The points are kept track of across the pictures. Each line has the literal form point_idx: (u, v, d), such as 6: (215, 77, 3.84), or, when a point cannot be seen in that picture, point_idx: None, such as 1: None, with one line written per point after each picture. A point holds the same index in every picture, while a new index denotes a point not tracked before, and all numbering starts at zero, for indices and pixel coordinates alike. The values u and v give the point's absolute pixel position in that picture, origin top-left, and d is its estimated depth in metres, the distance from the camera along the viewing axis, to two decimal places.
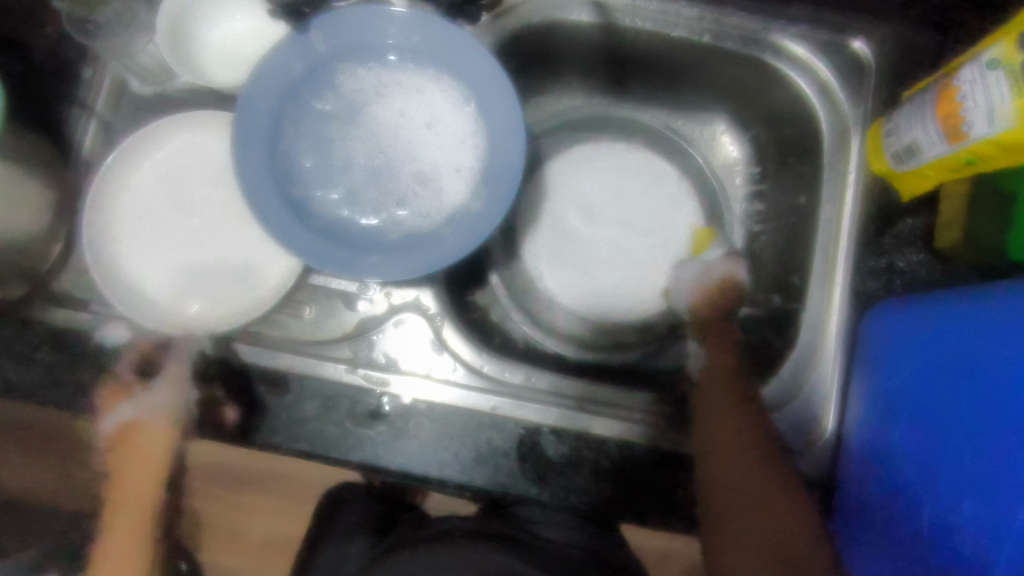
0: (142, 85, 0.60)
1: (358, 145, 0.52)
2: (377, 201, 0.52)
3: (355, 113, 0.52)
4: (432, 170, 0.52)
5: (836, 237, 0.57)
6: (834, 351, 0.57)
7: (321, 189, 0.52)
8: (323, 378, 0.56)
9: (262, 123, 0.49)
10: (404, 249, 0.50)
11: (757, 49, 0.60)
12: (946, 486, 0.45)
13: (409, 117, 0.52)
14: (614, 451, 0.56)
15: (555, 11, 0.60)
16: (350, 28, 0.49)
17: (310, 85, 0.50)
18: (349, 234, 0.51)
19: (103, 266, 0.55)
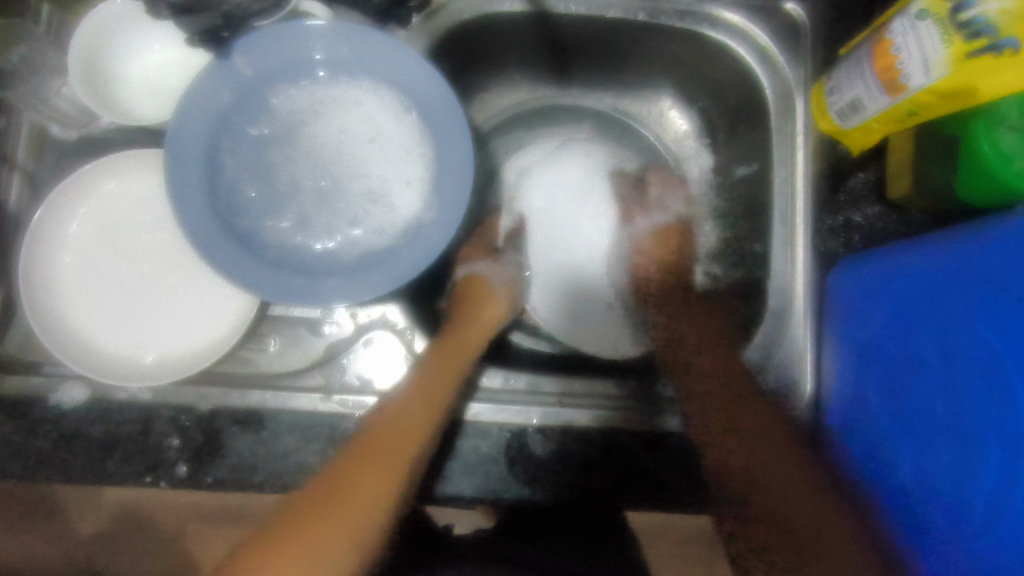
0: (64, 130, 0.57)
1: (302, 167, 0.51)
2: (329, 223, 0.50)
3: (293, 134, 0.50)
4: (382, 185, 0.51)
5: (792, 200, 0.58)
6: (805, 310, 0.57)
7: (270, 218, 0.50)
8: (297, 409, 0.54)
9: (195, 158, 0.46)
10: (362, 269, 0.48)
11: (692, 21, 0.60)
12: (921, 434, 0.47)
13: (352, 133, 0.51)
14: (600, 439, 0.56)
15: (486, 4, 0.58)
16: (273, 47, 0.47)
17: (242, 113, 0.48)
18: (303, 262, 0.49)
19: (46, 326, 0.52)
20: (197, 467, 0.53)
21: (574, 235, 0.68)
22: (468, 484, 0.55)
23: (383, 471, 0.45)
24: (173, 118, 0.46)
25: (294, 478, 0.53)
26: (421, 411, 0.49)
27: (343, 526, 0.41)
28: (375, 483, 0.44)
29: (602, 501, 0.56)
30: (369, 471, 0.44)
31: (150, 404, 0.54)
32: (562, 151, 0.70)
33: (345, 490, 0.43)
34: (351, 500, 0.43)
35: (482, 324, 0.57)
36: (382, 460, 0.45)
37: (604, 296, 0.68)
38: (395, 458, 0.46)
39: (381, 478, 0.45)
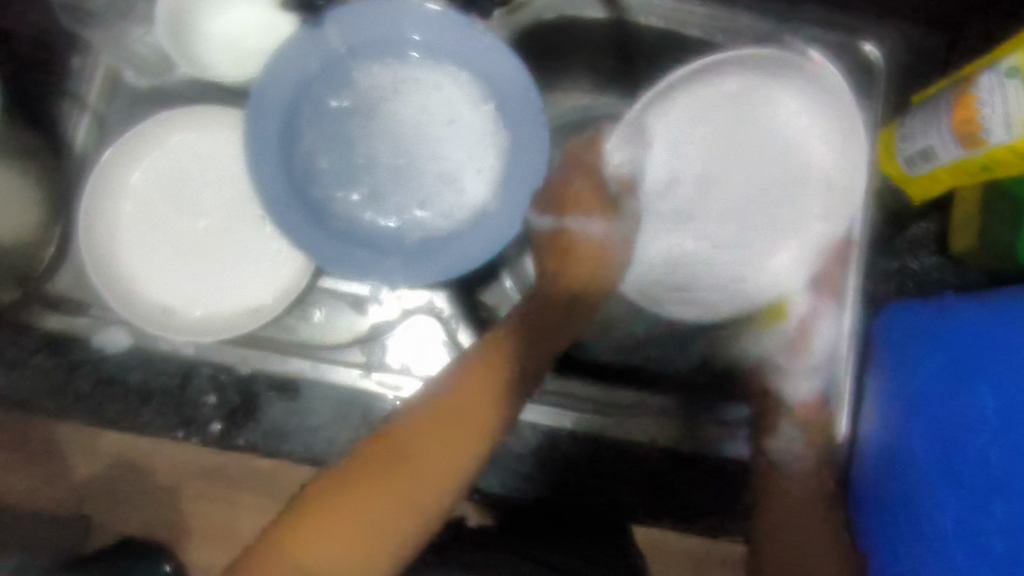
0: (138, 77, 0.57)
1: (379, 143, 0.51)
2: (399, 203, 0.50)
3: (372, 109, 0.50)
4: (454, 171, 0.51)
5: None
6: (847, 353, 0.58)
7: (342, 189, 0.50)
8: (334, 383, 0.54)
9: (275, 122, 0.46)
10: (424, 253, 0.48)
11: (768, 49, 0.60)
12: (974, 487, 0.43)
13: (430, 115, 0.51)
14: (628, 453, 0.58)
15: (569, 6, 0.59)
16: (366, 22, 0.47)
17: (326, 84, 0.49)
18: (368, 238, 0.49)
19: (100, 271, 0.53)
20: (228, 427, 0.53)
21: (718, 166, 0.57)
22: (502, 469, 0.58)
23: (417, 459, 0.48)
24: (258, 79, 0.46)
25: (324, 450, 0.54)
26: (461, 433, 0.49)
27: (370, 512, 0.46)
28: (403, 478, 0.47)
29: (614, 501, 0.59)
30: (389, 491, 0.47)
31: (192, 359, 0.54)
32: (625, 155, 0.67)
33: (363, 497, 0.46)
34: (365, 509, 0.46)
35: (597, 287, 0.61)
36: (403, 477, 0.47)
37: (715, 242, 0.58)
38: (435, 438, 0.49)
39: (407, 471, 0.48)
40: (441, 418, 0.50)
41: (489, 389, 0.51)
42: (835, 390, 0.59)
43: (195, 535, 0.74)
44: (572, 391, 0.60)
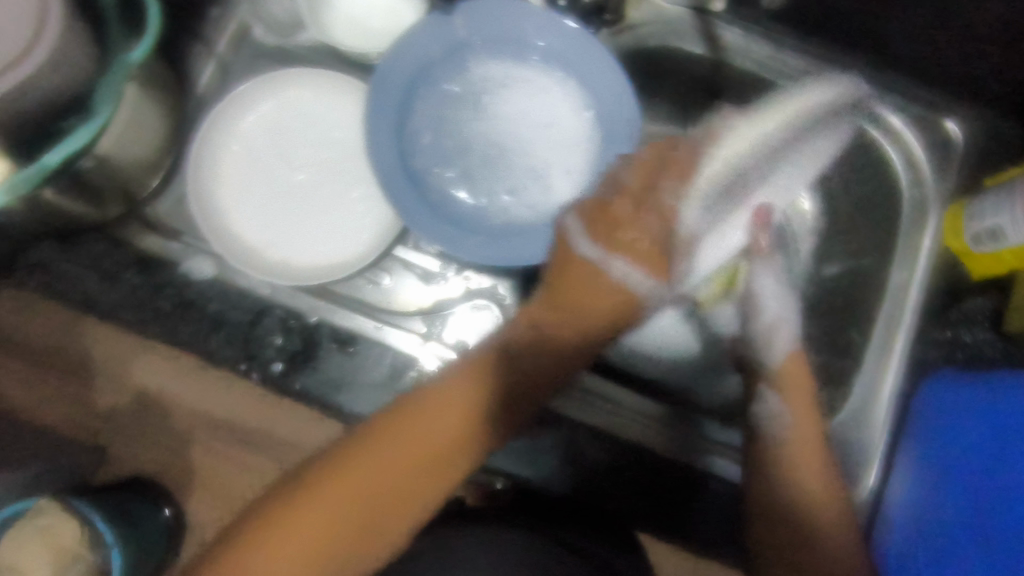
0: (266, 34, 0.61)
1: (480, 130, 0.55)
2: (489, 189, 0.54)
3: (480, 99, 0.54)
4: (544, 168, 0.54)
5: (901, 304, 0.60)
6: (885, 413, 0.59)
7: (439, 167, 0.54)
8: (393, 346, 0.57)
9: (394, 95, 0.50)
10: (505, 237, 0.52)
11: (853, 110, 0.62)
12: (1003, 549, 0.50)
13: (531, 113, 0.54)
14: (647, 466, 0.60)
15: (671, 39, 0.63)
16: (493, 18, 0.51)
17: (444, 68, 0.52)
18: (455, 214, 0.53)
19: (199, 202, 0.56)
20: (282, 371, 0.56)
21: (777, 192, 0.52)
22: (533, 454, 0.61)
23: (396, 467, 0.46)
24: (386, 53, 0.50)
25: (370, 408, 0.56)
26: (450, 436, 0.47)
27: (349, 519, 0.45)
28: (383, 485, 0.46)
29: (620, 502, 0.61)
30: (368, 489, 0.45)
31: (267, 299, 0.57)
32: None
33: (333, 505, 0.44)
34: (335, 518, 0.44)
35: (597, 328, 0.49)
36: (383, 475, 0.46)
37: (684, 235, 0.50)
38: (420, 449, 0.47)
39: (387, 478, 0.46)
40: (427, 432, 0.47)
41: (482, 396, 0.49)
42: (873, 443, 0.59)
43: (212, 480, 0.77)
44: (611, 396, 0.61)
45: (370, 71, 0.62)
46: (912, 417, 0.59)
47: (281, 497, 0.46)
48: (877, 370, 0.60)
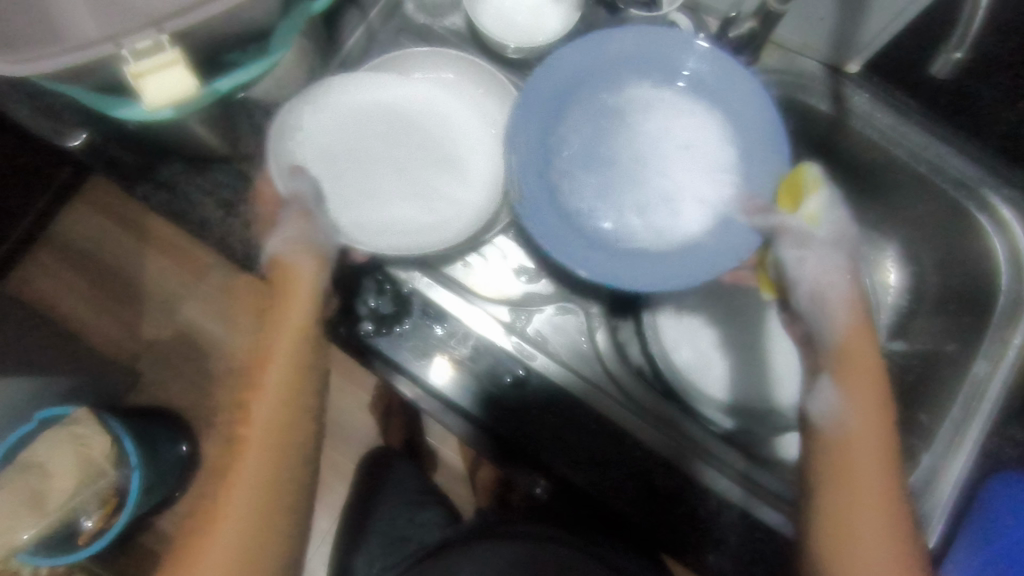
0: (416, 11, 0.64)
1: (620, 149, 0.60)
2: (619, 205, 0.59)
3: (626, 121, 0.60)
4: (672, 198, 0.59)
5: (980, 395, 0.60)
6: (948, 494, 0.59)
7: (574, 178, 0.59)
8: (486, 333, 0.61)
9: (545, 97, 0.56)
10: (624, 255, 0.55)
11: (965, 195, 0.62)
12: None
13: (669, 144, 0.59)
14: (682, 481, 0.61)
15: (798, 91, 0.64)
16: (650, 45, 0.57)
17: (598, 88, 0.59)
18: (580, 222, 0.57)
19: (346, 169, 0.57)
20: (355, 326, 0.59)
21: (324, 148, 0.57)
22: (569, 451, 0.62)
23: (262, 408, 0.49)
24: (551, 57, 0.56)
25: (448, 390, 0.60)
26: (287, 353, 0.50)
27: (248, 469, 0.49)
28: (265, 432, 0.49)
29: (634, 516, 0.62)
30: (254, 457, 0.49)
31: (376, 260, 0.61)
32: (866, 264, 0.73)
33: (245, 468, 0.49)
34: (252, 478, 0.49)
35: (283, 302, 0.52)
36: (261, 439, 0.49)
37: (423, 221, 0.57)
38: (284, 378, 0.50)
39: (259, 419, 0.49)
40: (275, 367, 0.50)
41: (286, 345, 0.50)
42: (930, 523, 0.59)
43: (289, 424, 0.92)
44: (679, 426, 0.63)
45: (506, 65, 0.64)
46: (973, 514, 0.62)
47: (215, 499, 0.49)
48: (944, 453, 0.60)
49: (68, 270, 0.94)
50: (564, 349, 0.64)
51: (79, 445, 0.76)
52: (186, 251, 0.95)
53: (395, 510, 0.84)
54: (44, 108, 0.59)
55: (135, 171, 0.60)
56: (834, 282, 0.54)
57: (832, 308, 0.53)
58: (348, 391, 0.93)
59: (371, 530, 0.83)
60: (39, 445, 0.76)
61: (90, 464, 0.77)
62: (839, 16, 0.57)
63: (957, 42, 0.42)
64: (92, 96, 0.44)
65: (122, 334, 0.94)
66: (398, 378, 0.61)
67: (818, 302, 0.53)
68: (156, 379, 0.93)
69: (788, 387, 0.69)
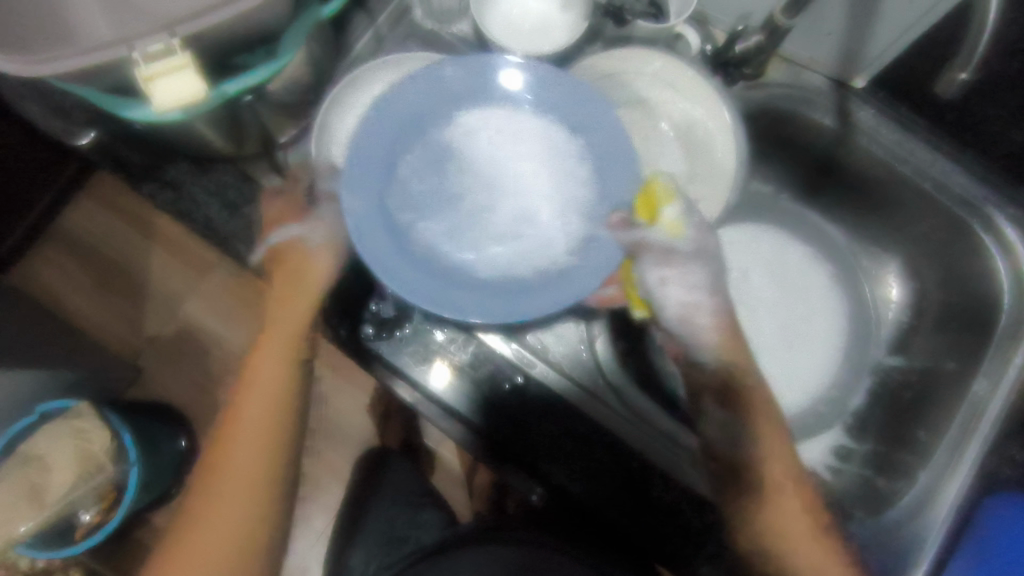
0: (424, 17, 0.64)
1: (472, 179, 0.57)
2: (479, 237, 0.56)
3: (471, 150, 0.56)
4: (535, 224, 0.56)
5: (979, 413, 0.59)
6: (946, 513, 0.59)
7: (423, 217, 0.55)
8: (488, 338, 0.62)
9: (377, 144, 0.53)
10: (494, 293, 0.53)
11: (968, 213, 0.62)
12: None
13: (519, 167, 0.57)
14: (676, 490, 0.61)
15: (803, 105, 0.64)
16: (474, 71, 0.54)
17: (437, 122, 0.55)
18: (442, 262, 0.54)
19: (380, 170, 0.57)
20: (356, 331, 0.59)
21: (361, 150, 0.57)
22: (563, 457, 0.61)
23: (253, 399, 0.53)
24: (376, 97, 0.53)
25: (447, 395, 0.60)
26: (283, 347, 0.54)
27: (234, 461, 0.51)
28: (252, 424, 0.52)
29: (628, 529, 0.62)
30: (243, 447, 0.51)
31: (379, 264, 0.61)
32: (849, 276, 0.73)
33: (232, 458, 0.52)
34: (238, 469, 0.51)
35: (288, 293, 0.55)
36: (249, 430, 0.52)
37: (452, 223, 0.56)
38: (276, 372, 0.53)
39: (249, 410, 0.52)
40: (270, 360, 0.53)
41: (278, 347, 0.53)
42: (925, 539, 0.58)
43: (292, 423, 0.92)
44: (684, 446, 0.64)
45: None
46: (974, 537, 0.62)
47: (202, 486, 0.52)
48: (941, 473, 0.59)
49: (72, 264, 0.95)
50: (564, 359, 0.65)
51: (79, 438, 0.76)
52: (188, 249, 0.95)
53: (390, 511, 0.84)
54: (54, 107, 0.60)
55: (140, 170, 0.61)
56: (698, 303, 0.56)
57: (700, 329, 0.56)
58: (348, 394, 0.93)
59: (364, 530, 0.85)
60: (39, 438, 0.75)
61: (89, 458, 0.76)
62: (845, 32, 0.58)
63: (963, 61, 0.41)
64: (103, 97, 0.45)
65: (124, 330, 0.94)
66: (396, 380, 0.61)
67: (685, 325, 0.56)
68: (155, 376, 0.94)
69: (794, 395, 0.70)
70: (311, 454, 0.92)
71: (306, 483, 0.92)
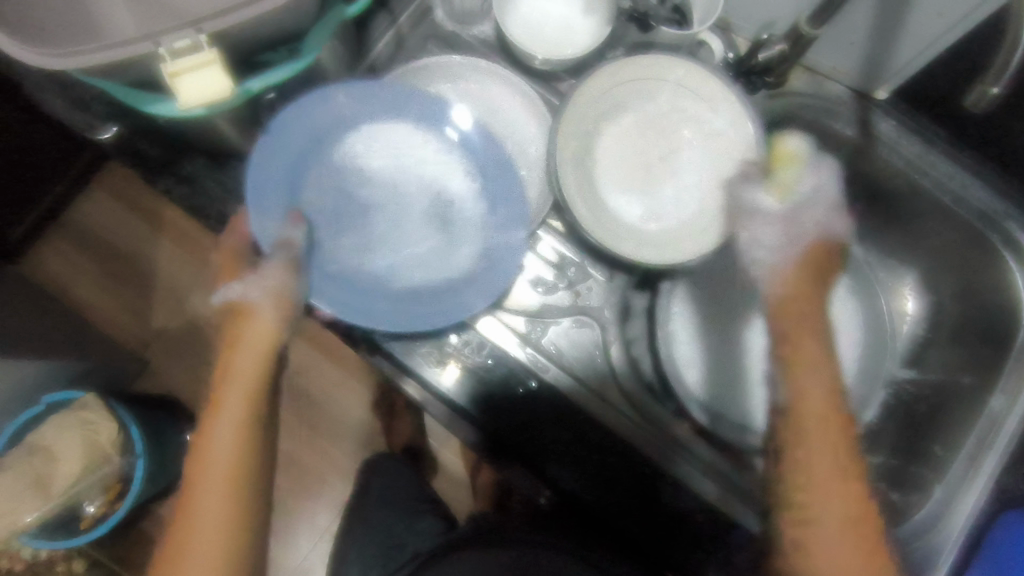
0: (446, 18, 0.64)
1: (379, 190, 0.59)
2: (389, 246, 0.59)
3: (374, 163, 0.59)
4: (440, 234, 0.60)
5: (996, 428, 0.59)
6: (960, 527, 0.59)
7: (335, 231, 0.58)
8: (502, 344, 0.62)
9: (279, 168, 0.55)
10: (411, 301, 0.57)
11: (987, 226, 0.61)
12: None
13: (420, 180, 0.60)
14: (682, 496, 0.61)
15: (824, 114, 0.63)
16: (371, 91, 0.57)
17: (334, 141, 0.58)
18: (358, 273, 0.57)
19: (314, 186, 0.57)
20: (368, 330, 0.59)
21: (299, 163, 0.56)
22: (570, 458, 0.62)
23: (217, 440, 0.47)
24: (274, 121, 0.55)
25: (460, 398, 0.61)
26: (246, 381, 0.48)
27: (202, 508, 0.47)
28: (214, 467, 0.47)
29: (640, 537, 0.62)
30: (208, 493, 0.47)
31: None
32: (863, 288, 0.70)
33: (197, 508, 0.47)
34: (207, 520, 0.47)
35: (247, 336, 0.49)
36: (214, 474, 0.47)
37: (380, 241, 0.59)
38: (242, 408, 0.48)
39: (211, 453, 0.47)
40: (234, 398, 0.48)
41: (242, 382, 0.48)
42: (939, 555, 0.58)
43: (300, 420, 0.92)
44: (695, 452, 0.62)
45: (532, 75, 0.65)
46: (984, 553, 0.62)
47: (171, 540, 0.47)
48: (957, 488, 0.59)
49: (82, 255, 0.95)
50: (576, 362, 0.63)
51: (86, 430, 0.76)
52: (200, 244, 0.95)
53: (389, 518, 0.81)
54: (73, 99, 0.60)
55: (158, 164, 0.60)
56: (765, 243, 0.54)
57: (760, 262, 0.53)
58: (355, 391, 0.93)
59: (362, 536, 0.81)
60: (46, 428, 0.75)
61: (95, 450, 0.77)
62: (871, 42, 0.57)
63: (996, 75, 0.41)
64: (125, 91, 0.44)
65: (133, 322, 0.94)
66: (404, 378, 0.61)
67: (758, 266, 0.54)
68: (163, 369, 0.94)
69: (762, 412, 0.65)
70: (317, 452, 0.92)
71: (311, 480, 0.91)
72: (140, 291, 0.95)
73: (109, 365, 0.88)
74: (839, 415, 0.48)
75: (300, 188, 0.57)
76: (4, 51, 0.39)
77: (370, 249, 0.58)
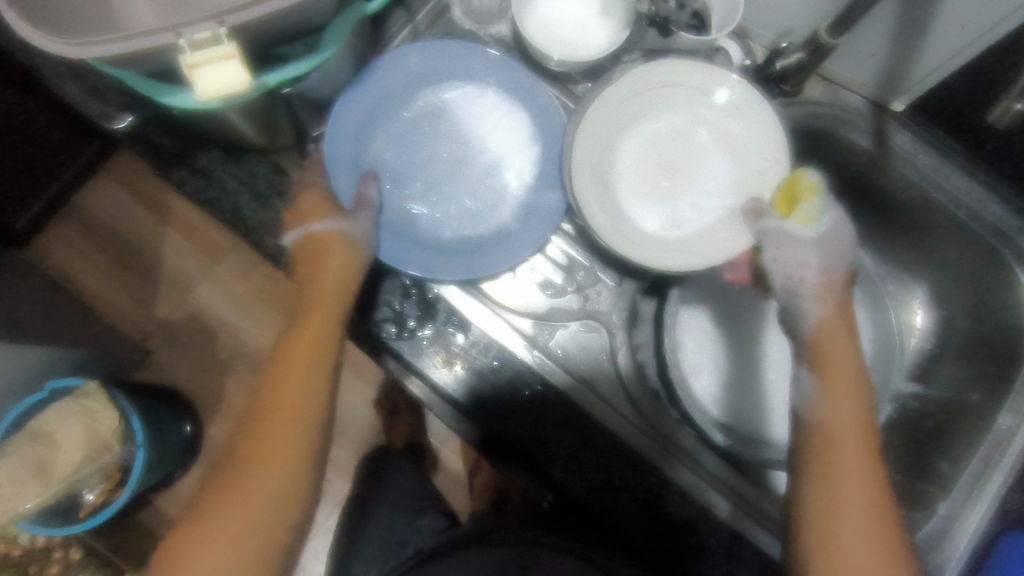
0: (463, 17, 0.63)
1: (442, 146, 0.61)
2: (446, 199, 0.61)
3: (440, 121, 0.61)
4: (488, 191, 0.61)
5: (1003, 446, 0.59)
6: (964, 544, 0.58)
7: (397, 182, 0.60)
8: (508, 346, 0.62)
9: (352, 124, 0.59)
10: (456, 253, 0.60)
11: (1002, 243, 0.61)
12: None
13: (476, 139, 0.62)
14: (687, 505, 0.61)
15: (839, 124, 0.63)
16: (444, 55, 0.60)
17: (404, 100, 0.61)
18: (414, 223, 0.60)
19: (383, 140, 0.60)
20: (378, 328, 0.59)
21: (372, 119, 0.60)
22: (576, 461, 0.61)
23: (283, 392, 0.49)
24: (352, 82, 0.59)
25: (465, 398, 0.60)
26: (316, 335, 0.51)
27: (247, 473, 0.47)
28: (274, 424, 0.48)
29: (643, 545, 0.61)
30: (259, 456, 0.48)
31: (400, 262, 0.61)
32: (873, 299, 0.70)
33: (247, 471, 0.47)
34: (255, 486, 0.47)
35: (324, 279, 0.53)
36: (268, 435, 0.48)
37: (439, 194, 0.61)
38: (308, 360, 0.50)
39: (275, 407, 0.49)
40: (303, 351, 0.51)
41: (315, 333, 0.51)
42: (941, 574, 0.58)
43: None
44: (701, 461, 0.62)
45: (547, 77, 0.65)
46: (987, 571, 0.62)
47: (201, 515, 0.47)
48: (961, 506, 0.59)
49: (90, 243, 0.95)
50: (584, 368, 0.64)
51: (88, 418, 0.75)
52: (208, 235, 0.95)
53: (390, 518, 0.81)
54: (89, 88, 0.60)
55: (172, 156, 0.61)
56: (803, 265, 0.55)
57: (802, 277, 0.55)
58: (358, 388, 0.93)
59: (366, 535, 0.81)
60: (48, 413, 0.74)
61: (96, 437, 0.76)
62: (890, 54, 0.57)
63: None
64: (143, 82, 0.44)
65: (137, 311, 0.94)
66: (410, 378, 0.61)
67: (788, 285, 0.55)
68: (167, 358, 0.94)
69: (779, 423, 0.65)
70: None
71: None
72: (145, 280, 0.95)
73: (112, 353, 0.88)
74: (846, 427, 0.48)
75: (373, 141, 0.60)
76: (22, 34, 0.39)
77: (428, 202, 0.61)
